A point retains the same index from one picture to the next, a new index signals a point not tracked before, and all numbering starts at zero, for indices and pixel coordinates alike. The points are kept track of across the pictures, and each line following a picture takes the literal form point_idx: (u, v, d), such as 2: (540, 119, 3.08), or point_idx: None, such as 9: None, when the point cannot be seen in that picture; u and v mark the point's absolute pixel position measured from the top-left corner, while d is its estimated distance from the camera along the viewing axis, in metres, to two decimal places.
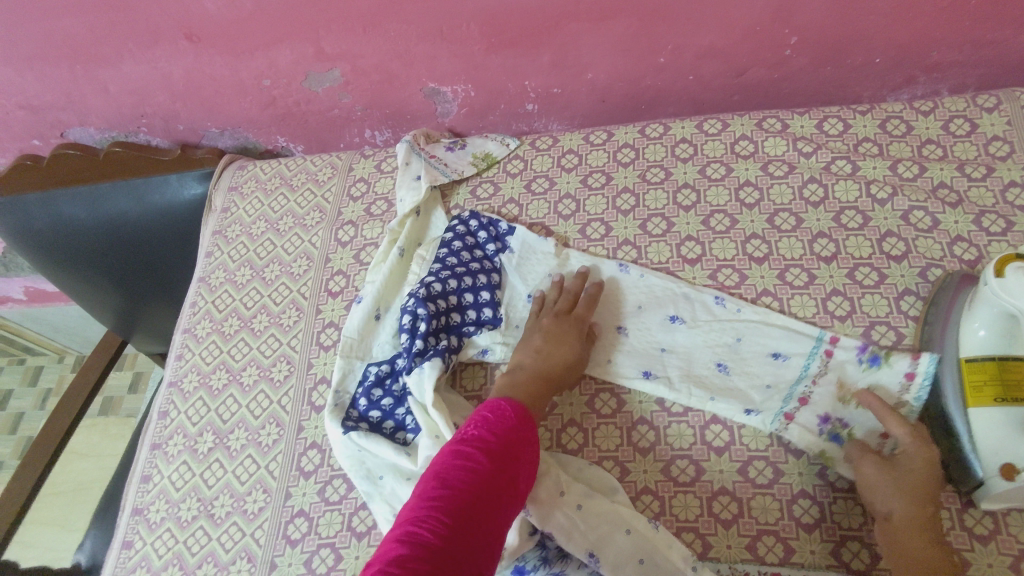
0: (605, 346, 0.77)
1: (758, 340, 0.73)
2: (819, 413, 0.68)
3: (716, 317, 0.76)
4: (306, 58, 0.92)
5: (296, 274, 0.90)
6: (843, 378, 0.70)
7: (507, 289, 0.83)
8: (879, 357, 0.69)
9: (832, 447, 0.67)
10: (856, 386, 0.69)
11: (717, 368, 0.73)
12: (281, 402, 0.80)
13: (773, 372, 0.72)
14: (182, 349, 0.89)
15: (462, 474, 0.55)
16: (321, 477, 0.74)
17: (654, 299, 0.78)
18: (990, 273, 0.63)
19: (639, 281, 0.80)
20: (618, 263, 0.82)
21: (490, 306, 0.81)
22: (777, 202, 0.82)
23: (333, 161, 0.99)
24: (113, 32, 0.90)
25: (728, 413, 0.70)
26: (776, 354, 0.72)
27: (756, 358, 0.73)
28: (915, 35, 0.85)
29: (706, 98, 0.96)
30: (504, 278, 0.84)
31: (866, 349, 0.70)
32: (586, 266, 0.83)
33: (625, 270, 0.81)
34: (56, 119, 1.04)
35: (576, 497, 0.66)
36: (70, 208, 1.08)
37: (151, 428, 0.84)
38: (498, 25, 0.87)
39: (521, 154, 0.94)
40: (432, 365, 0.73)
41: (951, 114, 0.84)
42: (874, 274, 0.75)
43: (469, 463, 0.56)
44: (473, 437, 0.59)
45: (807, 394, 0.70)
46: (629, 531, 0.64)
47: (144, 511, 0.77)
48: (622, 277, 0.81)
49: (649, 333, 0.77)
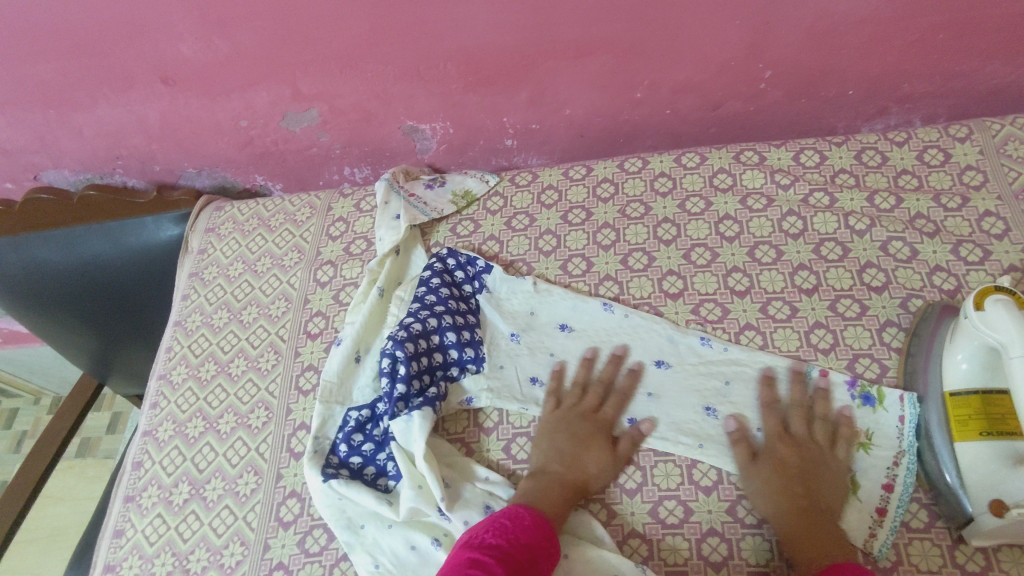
0: (590, 388, 0.76)
1: (746, 384, 0.72)
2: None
3: (704, 359, 0.75)
4: (283, 99, 0.92)
5: (275, 316, 0.88)
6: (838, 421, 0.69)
7: (489, 330, 0.82)
8: (872, 396, 0.69)
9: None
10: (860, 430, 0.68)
11: (706, 412, 0.71)
12: (259, 449, 0.78)
13: (764, 417, 0.70)
14: (157, 398, 0.86)
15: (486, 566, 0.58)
16: (301, 527, 0.72)
17: (639, 340, 0.78)
18: (970, 305, 0.63)
19: (624, 320, 0.79)
20: (602, 302, 0.81)
21: (471, 347, 0.79)
22: (758, 235, 0.82)
23: (312, 200, 0.99)
24: (87, 76, 0.89)
25: (717, 460, 0.68)
26: (763, 397, 0.72)
27: (746, 403, 0.71)
28: (887, 67, 0.86)
29: (684, 131, 0.97)
30: (483, 317, 0.83)
31: (856, 385, 0.70)
32: (569, 303, 0.82)
33: (609, 309, 0.80)
34: (28, 162, 1.03)
35: (561, 546, 0.66)
36: (43, 251, 1.06)
37: (124, 481, 0.81)
38: (476, 63, 0.87)
39: (501, 191, 0.94)
40: (424, 412, 0.72)
41: (925, 144, 0.85)
42: (855, 306, 0.75)
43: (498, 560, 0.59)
44: (489, 544, 0.61)
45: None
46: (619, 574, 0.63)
47: (116, 568, 0.74)
48: (605, 317, 0.80)
49: (635, 375, 0.76)
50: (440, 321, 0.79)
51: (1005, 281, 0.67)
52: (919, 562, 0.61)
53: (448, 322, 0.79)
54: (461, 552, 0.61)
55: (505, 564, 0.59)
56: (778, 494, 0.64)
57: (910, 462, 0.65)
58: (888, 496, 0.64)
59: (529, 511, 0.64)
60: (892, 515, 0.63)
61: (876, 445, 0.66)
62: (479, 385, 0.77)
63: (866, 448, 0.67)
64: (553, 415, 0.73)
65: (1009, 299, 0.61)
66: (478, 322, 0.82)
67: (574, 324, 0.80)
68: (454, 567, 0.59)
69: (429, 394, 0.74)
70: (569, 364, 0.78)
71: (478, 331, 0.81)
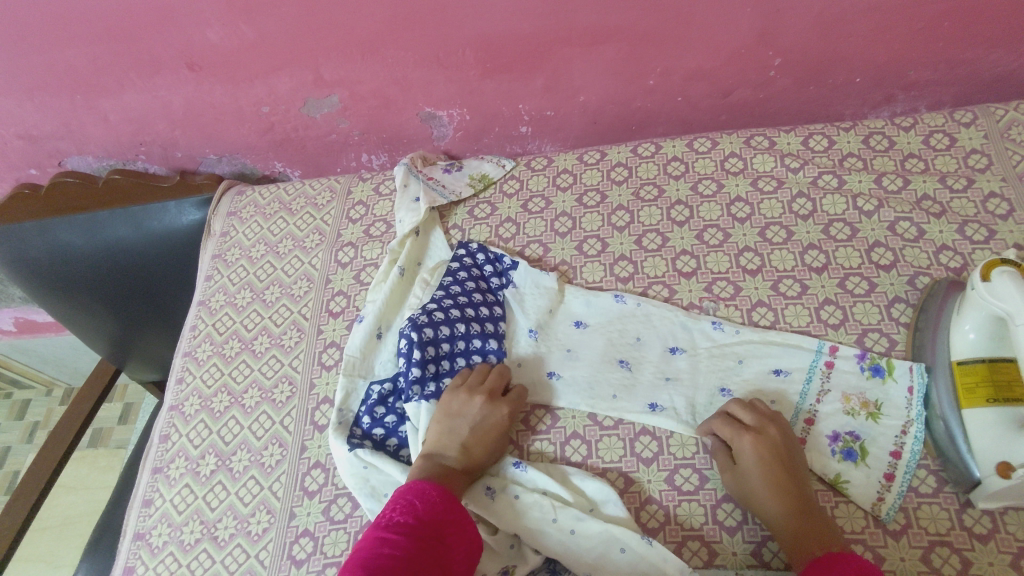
0: (610, 380, 0.76)
1: (759, 360, 0.74)
2: (827, 432, 0.69)
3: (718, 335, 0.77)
4: (305, 85, 0.95)
5: (297, 296, 0.91)
6: (848, 390, 0.71)
7: (512, 325, 0.82)
8: (881, 367, 0.71)
9: (842, 463, 0.67)
10: (868, 400, 0.70)
11: (720, 392, 0.73)
12: (284, 422, 0.80)
13: (778, 389, 0.72)
14: (183, 373, 0.89)
15: (399, 530, 0.60)
16: (326, 496, 0.74)
17: (654, 332, 0.79)
18: (978, 277, 0.65)
19: (637, 310, 0.81)
20: (613, 294, 0.82)
21: (496, 336, 0.81)
22: (769, 216, 0.85)
23: (332, 184, 1.01)
24: (115, 62, 0.91)
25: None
26: (776, 371, 0.73)
27: (757, 378, 0.73)
28: (893, 55, 0.89)
29: (695, 118, 1.00)
30: (507, 312, 0.84)
31: (866, 358, 0.72)
32: (582, 301, 0.83)
33: (622, 300, 0.82)
34: (54, 148, 1.05)
35: (568, 522, 0.67)
36: (68, 235, 1.08)
37: (152, 453, 0.83)
38: (494, 50, 0.90)
39: (516, 175, 0.97)
40: (430, 404, 0.74)
41: (931, 129, 0.88)
42: (864, 283, 0.78)
43: (406, 521, 0.61)
44: (400, 522, 0.61)
45: (813, 413, 0.70)
46: (624, 549, 0.65)
47: (146, 535, 0.77)
48: (618, 308, 0.81)
49: (652, 364, 0.77)
50: (463, 312, 0.81)
51: (1011, 255, 0.69)
52: (928, 525, 0.63)
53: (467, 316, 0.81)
54: (373, 532, 0.60)
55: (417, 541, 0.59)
56: (780, 486, 0.63)
57: (919, 431, 0.67)
58: (898, 463, 0.66)
59: (420, 490, 0.64)
60: (900, 480, 0.65)
61: (885, 415, 0.69)
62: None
63: (875, 417, 0.69)
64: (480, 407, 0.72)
65: (1014, 269, 0.63)
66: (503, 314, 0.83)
67: (588, 321, 0.82)
68: (371, 546, 0.58)
69: (443, 381, 0.76)
70: (588, 356, 0.78)
71: (501, 324, 0.82)
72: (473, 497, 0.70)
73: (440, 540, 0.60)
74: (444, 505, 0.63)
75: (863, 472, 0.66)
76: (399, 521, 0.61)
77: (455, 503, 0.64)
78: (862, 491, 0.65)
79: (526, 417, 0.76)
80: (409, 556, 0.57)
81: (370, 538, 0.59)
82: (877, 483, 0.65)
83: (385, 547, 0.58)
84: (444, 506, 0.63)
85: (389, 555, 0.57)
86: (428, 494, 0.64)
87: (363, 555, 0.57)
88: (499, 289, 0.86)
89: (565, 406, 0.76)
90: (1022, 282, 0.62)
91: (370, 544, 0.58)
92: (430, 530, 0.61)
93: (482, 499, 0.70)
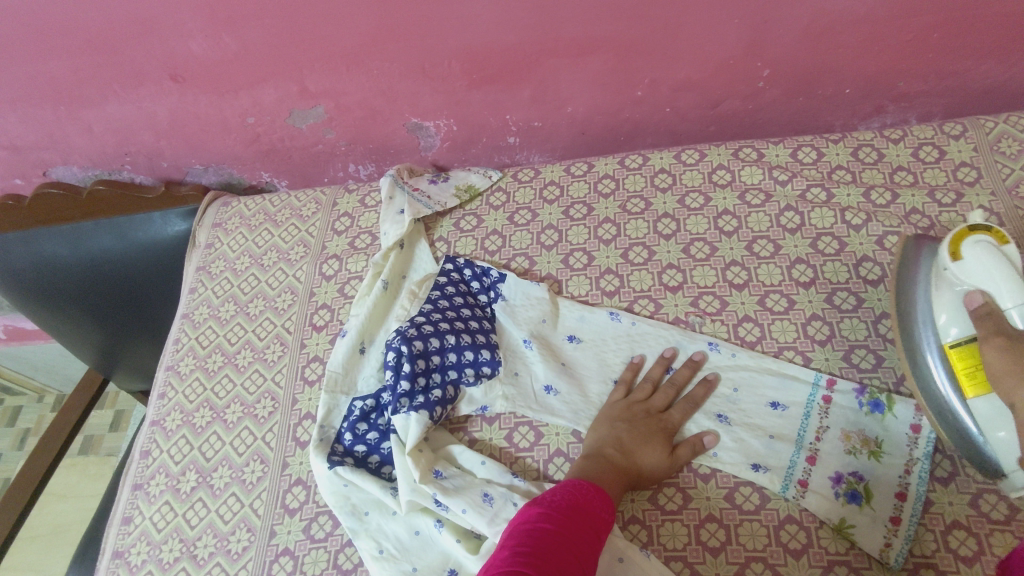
0: (601, 398, 0.76)
1: (756, 391, 0.73)
2: (830, 473, 0.67)
3: (713, 364, 0.76)
4: (290, 96, 0.94)
5: (280, 309, 0.90)
6: (846, 428, 0.69)
7: (504, 337, 0.82)
8: (881, 402, 0.69)
9: (844, 506, 0.65)
10: (868, 438, 0.68)
11: (718, 418, 0.72)
12: (266, 438, 0.80)
13: (775, 424, 0.71)
14: (165, 387, 0.88)
15: (546, 535, 0.57)
16: (306, 514, 0.73)
17: (648, 348, 0.78)
18: (948, 255, 0.64)
19: (631, 328, 0.80)
20: (609, 311, 0.81)
21: (487, 348, 0.79)
22: (756, 229, 0.84)
23: (318, 196, 1.00)
24: (98, 73, 0.91)
25: (730, 468, 0.69)
26: (772, 404, 0.72)
27: (753, 410, 0.72)
28: (883, 67, 0.88)
29: (684, 129, 0.99)
30: (498, 325, 0.83)
31: (865, 393, 0.70)
32: (577, 315, 0.82)
33: (617, 318, 0.81)
34: (39, 158, 1.04)
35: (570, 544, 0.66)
36: (52, 246, 1.08)
37: (132, 469, 0.83)
38: (480, 61, 0.89)
39: (504, 186, 0.96)
40: (419, 414, 0.72)
41: (920, 141, 0.87)
42: (851, 298, 0.77)
43: (553, 525, 0.58)
44: (557, 501, 0.61)
45: (814, 452, 0.68)
46: (623, 559, 0.64)
47: (125, 554, 0.76)
48: (613, 326, 0.80)
49: None
50: (453, 324, 0.80)
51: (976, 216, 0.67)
52: (913, 547, 0.62)
53: (457, 331, 0.80)
54: (532, 507, 0.61)
55: (572, 522, 0.59)
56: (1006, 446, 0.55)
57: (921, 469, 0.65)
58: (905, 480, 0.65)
59: (574, 484, 0.63)
60: (913, 498, 0.64)
61: (886, 453, 0.66)
62: (493, 392, 0.77)
63: (876, 456, 0.67)
64: (638, 413, 0.71)
65: (985, 238, 0.62)
66: (492, 328, 0.83)
67: (582, 335, 0.81)
68: (530, 518, 0.60)
69: (433, 395, 0.75)
70: (582, 374, 0.78)
71: (493, 335, 0.81)
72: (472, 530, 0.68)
73: (592, 528, 0.59)
74: (599, 499, 0.62)
75: (868, 516, 0.64)
76: (545, 523, 0.58)
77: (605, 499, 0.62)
78: (869, 537, 0.63)
79: (508, 434, 0.75)
80: (564, 533, 0.57)
81: (516, 539, 0.57)
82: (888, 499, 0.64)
83: (542, 522, 0.58)
84: (591, 520, 0.60)
85: (544, 528, 0.58)
86: (575, 503, 0.61)
87: (523, 526, 0.59)
88: (490, 305, 0.85)
89: (549, 422, 0.75)
90: (995, 250, 0.61)
91: (517, 544, 0.56)
92: (585, 518, 0.60)
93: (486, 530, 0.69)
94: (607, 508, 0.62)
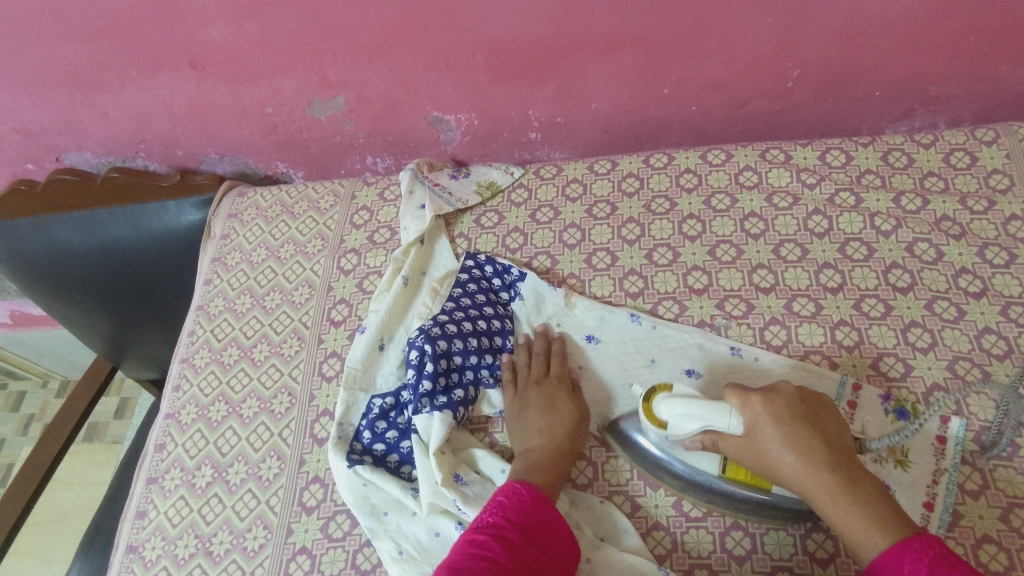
0: (624, 403, 0.74)
1: None
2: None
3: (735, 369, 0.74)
4: (310, 86, 0.92)
5: (298, 303, 0.89)
6: (872, 437, 0.68)
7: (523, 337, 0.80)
8: (906, 410, 0.69)
9: None
10: (897, 447, 0.67)
11: None
12: (283, 434, 0.79)
13: None
14: (180, 380, 0.87)
15: (480, 562, 0.55)
16: (324, 513, 0.72)
17: (670, 351, 0.76)
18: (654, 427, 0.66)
19: (652, 331, 0.78)
20: (629, 312, 0.80)
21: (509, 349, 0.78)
22: (783, 232, 0.83)
23: (336, 188, 0.99)
24: (116, 59, 0.89)
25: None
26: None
27: None
28: (915, 70, 0.87)
29: (708, 129, 0.97)
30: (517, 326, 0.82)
31: (890, 400, 0.70)
32: (597, 315, 0.81)
33: (638, 320, 0.79)
34: (52, 144, 1.03)
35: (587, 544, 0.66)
36: (64, 233, 1.07)
37: (147, 462, 0.81)
38: (505, 55, 0.87)
39: (525, 183, 0.95)
40: (443, 414, 0.72)
41: (952, 147, 0.85)
42: (880, 305, 0.76)
43: (495, 546, 0.57)
44: (487, 523, 0.59)
45: None
46: (589, 560, 0.65)
47: (139, 549, 0.75)
48: (634, 328, 0.79)
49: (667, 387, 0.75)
50: (475, 325, 0.79)
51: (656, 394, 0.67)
52: None
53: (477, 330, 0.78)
54: (465, 534, 0.59)
55: (505, 543, 0.57)
56: (813, 454, 0.59)
57: (950, 481, 0.64)
58: (931, 491, 0.64)
59: (502, 493, 0.63)
60: (941, 509, 0.63)
61: (914, 462, 0.66)
62: None
63: (904, 465, 0.66)
64: (538, 391, 0.73)
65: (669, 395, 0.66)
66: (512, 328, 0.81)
67: (601, 336, 0.79)
68: (462, 547, 0.58)
69: (454, 396, 0.74)
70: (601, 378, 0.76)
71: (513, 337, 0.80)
72: None
73: (531, 540, 0.58)
74: (534, 506, 0.61)
75: None
76: (484, 544, 0.57)
77: (547, 504, 0.62)
78: None
79: None
80: (497, 557, 0.56)
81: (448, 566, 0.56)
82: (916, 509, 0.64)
83: (474, 548, 0.57)
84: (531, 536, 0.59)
85: (476, 556, 0.56)
86: (505, 520, 0.59)
87: (454, 557, 0.56)
88: (511, 303, 0.84)
89: None
90: (679, 404, 0.64)
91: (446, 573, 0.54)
92: (522, 531, 0.59)
93: None
94: (546, 511, 0.61)
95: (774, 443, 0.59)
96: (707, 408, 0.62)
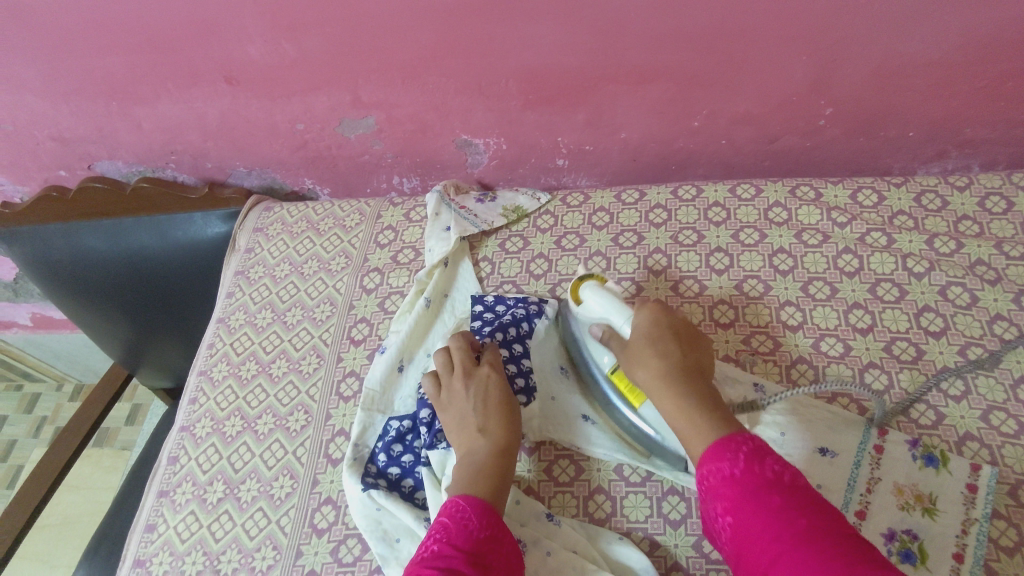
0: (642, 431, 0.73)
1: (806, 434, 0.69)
2: (882, 530, 0.63)
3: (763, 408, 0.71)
4: (342, 105, 0.93)
5: (319, 319, 0.88)
6: (899, 481, 0.66)
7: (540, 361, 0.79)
8: (935, 456, 0.66)
9: (900, 566, 0.61)
10: (923, 494, 0.65)
11: None
12: (297, 453, 0.78)
13: (827, 474, 0.67)
14: (196, 393, 0.86)
15: None
16: (335, 536, 0.71)
17: None
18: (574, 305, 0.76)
19: None
20: None
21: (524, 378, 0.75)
22: (812, 270, 0.81)
23: (361, 207, 0.99)
24: (154, 72, 0.90)
25: None
26: (822, 451, 0.68)
27: (802, 455, 0.68)
28: (950, 113, 0.86)
29: (737, 162, 0.97)
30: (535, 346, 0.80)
31: (919, 445, 0.67)
32: None
33: None
34: (86, 151, 1.04)
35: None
36: (92, 240, 1.09)
37: (159, 475, 0.81)
38: (537, 82, 0.87)
39: (551, 210, 0.94)
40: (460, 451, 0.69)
41: (988, 191, 0.84)
42: (911, 348, 0.74)
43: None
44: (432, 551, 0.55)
45: (863, 505, 0.65)
46: None
47: (146, 563, 0.74)
48: None
49: None
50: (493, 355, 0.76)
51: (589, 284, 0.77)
52: None
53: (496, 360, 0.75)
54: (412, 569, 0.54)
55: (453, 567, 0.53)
56: (668, 350, 0.65)
57: (982, 531, 0.62)
58: (962, 541, 0.62)
59: (440, 521, 0.58)
60: (971, 560, 0.61)
61: (942, 511, 0.63)
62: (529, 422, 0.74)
63: (931, 514, 0.64)
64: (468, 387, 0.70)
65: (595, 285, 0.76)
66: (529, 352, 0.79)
67: None
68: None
69: None
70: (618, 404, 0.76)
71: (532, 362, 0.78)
72: (541, 526, 0.68)
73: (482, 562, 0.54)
74: (479, 522, 0.57)
75: None
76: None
77: (492, 518, 0.59)
78: None
79: (549, 467, 0.73)
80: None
81: None
82: (946, 560, 0.61)
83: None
84: (481, 557, 0.55)
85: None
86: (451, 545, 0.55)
87: None
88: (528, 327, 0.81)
89: (591, 457, 0.73)
90: (600, 292, 0.74)
91: None
92: (470, 552, 0.55)
93: (546, 526, 0.68)
94: (490, 526, 0.58)
95: (639, 339, 0.67)
96: (615, 305, 0.72)
